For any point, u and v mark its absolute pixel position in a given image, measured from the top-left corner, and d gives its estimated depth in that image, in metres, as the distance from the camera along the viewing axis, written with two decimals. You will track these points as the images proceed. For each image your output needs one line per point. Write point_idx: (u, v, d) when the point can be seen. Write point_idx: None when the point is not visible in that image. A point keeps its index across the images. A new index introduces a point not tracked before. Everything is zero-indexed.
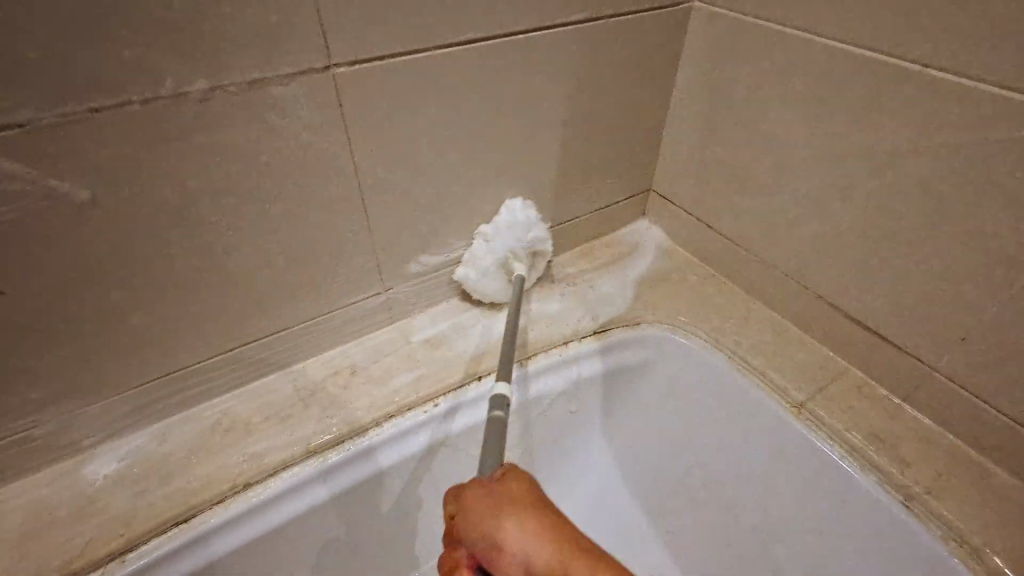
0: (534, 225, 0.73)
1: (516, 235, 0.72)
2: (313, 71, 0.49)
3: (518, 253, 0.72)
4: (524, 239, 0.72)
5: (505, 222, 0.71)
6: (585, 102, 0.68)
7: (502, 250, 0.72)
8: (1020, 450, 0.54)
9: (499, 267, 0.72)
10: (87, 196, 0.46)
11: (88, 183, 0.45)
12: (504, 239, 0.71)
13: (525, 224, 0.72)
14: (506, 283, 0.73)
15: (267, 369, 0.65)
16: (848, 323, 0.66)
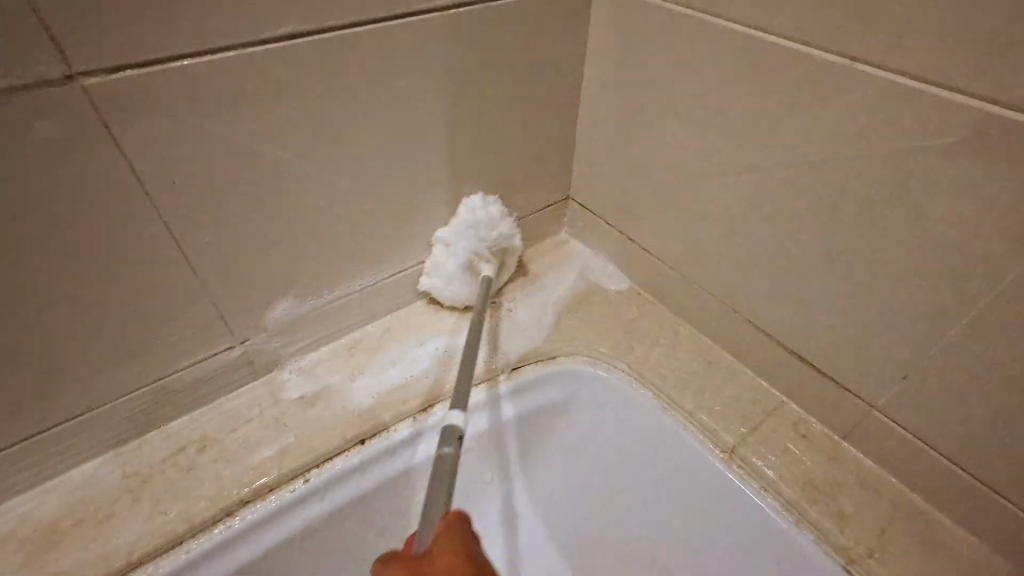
0: (498, 221, 0.64)
1: (471, 236, 0.63)
2: (49, 84, 0.36)
3: (480, 254, 0.64)
4: (484, 237, 0.63)
5: (465, 222, 0.63)
6: (474, 104, 0.57)
7: (466, 253, 0.64)
8: (965, 500, 0.48)
9: (461, 271, 0.64)
10: None
11: None
12: (466, 238, 0.63)
13: (487, 220, 0.63)
14: (473, 284, 0.66)
15: (85, 454, 0.51)
16: (782, 353, 0.58)
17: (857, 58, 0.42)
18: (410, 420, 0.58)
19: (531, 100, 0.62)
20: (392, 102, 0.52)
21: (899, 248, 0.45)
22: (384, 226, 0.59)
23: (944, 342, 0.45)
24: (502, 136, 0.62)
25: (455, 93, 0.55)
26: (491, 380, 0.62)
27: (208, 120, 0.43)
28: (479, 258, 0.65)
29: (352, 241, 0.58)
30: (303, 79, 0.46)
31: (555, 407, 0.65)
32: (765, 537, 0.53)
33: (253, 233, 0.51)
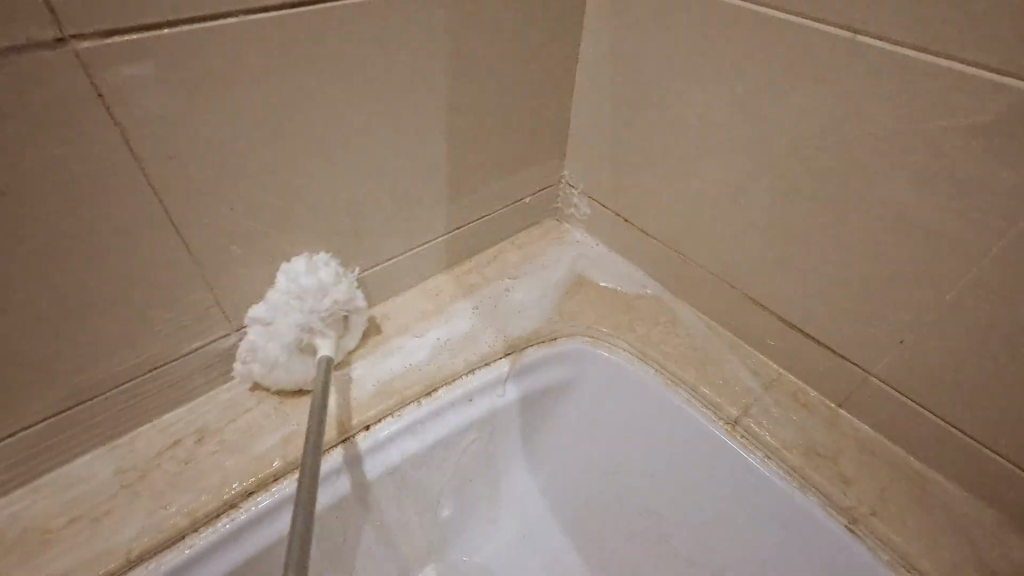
0: (330, 288, 0.55)
1: (306, 304, 0.54)
2: (38, 45, 0.34)
3: (316, 327, 0.55)
4: (317, 310, 0.54)
5: (543, 190, 0.73)
6: (473, 81, 0.56)
7: (292, 332, 0.53)
8: (955, 459, 0.50)
9: (289, 349, 0.54)
10: None
11: None
12: (291, 312, 0.53)
13: (317, 289, 0.54)
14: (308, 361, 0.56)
15: (76, 450, 0.49)
16: (779, 326, 0.60)
17: (863, 32, 0.43)
18: (414, 405, 0.57)
19: (527, 77, 0.61)
20: (388, 77, 0.50)
21: (897, 218, 0.46)
22: (382, 208, 0.58)
23: (940, 309, 0.47)
24: (499, 114, 0.61)
25: (453, 70, 0.54)
26: (495, 363, 0.61)
27: (201, 88, 0.40)
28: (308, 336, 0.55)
29: (350, 223, 0.56)
30: (299, 52, 0.44)
31: (558, 385, 0.65)
32: (769, 503, 0.54)
33: (249, 215, 0.49)
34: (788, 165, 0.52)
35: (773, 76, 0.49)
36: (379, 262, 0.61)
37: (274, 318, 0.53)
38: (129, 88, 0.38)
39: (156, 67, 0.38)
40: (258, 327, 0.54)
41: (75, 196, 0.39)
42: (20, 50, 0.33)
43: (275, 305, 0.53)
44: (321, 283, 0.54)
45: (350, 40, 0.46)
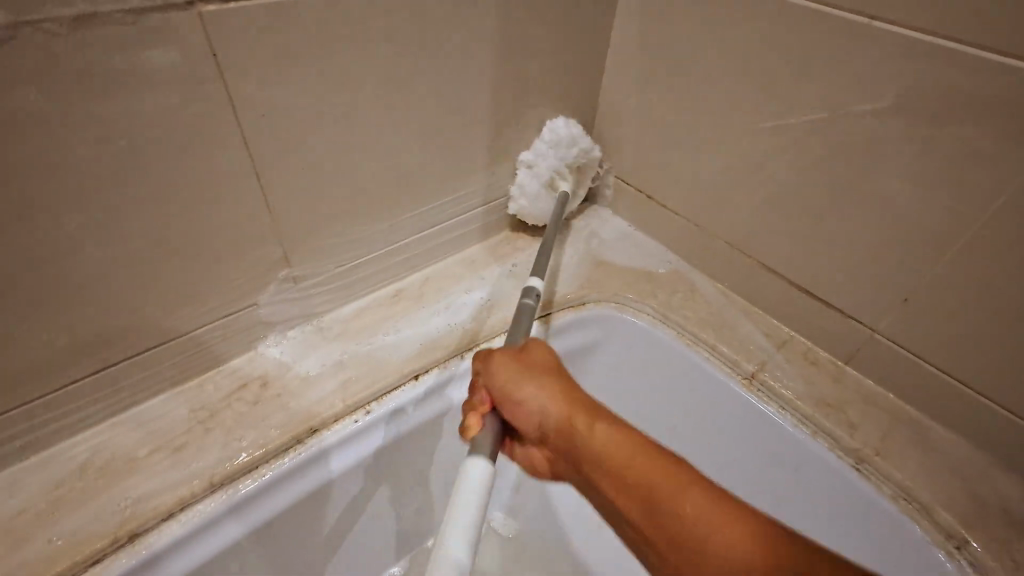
0: (577, 139, 0.72)
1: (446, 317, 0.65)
2: (167, 6, 0.38)
3: (562, 171, 0.72)
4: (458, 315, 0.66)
5: (549, 143, 0.70)
6: (514, 59, 0.61)
7: (548, 173, 0.71)
8: (951, 405, 0.56)
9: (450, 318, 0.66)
10: None
11: None
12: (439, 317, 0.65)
13: (569, 139, 0.71)
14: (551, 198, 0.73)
15: (153, 389, 0.53)
16: (790, 291, 0.65)
17: (876, 18, 0.48)
18: (459, 359, 0.62)
19: (562, 58, 0.66)
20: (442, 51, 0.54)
21: (901, 186, 0.52)
22: (429, 176, 0.62)
23: (940, 268, 0.52)
24: (534, 93, 0.66)
25: (499, 48, 0.59)
26: (530, 323, 0.66)
27: (286, 54, 0.45)
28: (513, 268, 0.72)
29: (403, 189, 0.61)
30: (369, 25, 0.48)
31: (586, 346, 0.70)
32: (781, 447, 0.60)
33: (317, 175, 0.53)
34: (800, 141, 0.57)
35: (791, 61, 0.55)
36: (423, 228, 0.66)
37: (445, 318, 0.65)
38: (233, 50, 0.42)
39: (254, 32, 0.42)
40: (443, 312, 0.66)
41: (176, 149, 0.43)
42: (156, 13, 0.38)
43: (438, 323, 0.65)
44: (572, 136, 0.71)
45: (413, 16, 0.50)
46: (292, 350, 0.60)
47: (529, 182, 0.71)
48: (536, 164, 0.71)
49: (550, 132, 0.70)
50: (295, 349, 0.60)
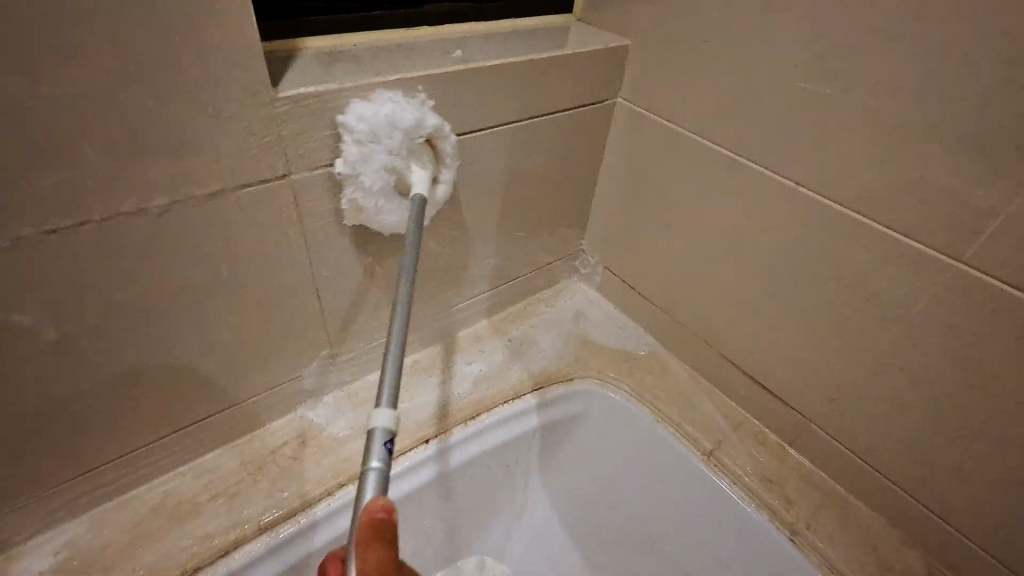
0: (423, 120, 0.55)
1: (382, 144, 0.53)
2: (268, 179, 0.50)
3: (403, 159, 0.56)
4: (394, 147, 0.54)
5: (386, 120, 0.52)
6: (522, 181, 0.75)
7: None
8: (872, 489, 0.67)
9: (387, 192, 0.56)
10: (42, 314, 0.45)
11: (42, 308, 0.45)
12: (375, 158, 0.54)
13: (415, 121, 0.54)
14: (400, 204, 0.58)
15: (212, 445, 0.65)
16: (745, 381, 0.77)
17: (818, 192, 0.60)
18: (462, 426, 0.73)
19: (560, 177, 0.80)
20: (465, 182, 0.68)
21: (827, 311, 0.64)
22: (446, 272, 0.75)
23: (858, 378, 0.64)
24: (537, 203, 0.80)
25: (511, 175, 0.72)
26: (524, 396, 0.78)
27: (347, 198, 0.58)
28: None
29: (425, 283, 0.74)
30: None
31: (571, 416, 0.82)
32: (731, 516, 0.71)
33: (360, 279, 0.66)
34: (749, 263, 0.70)
35: (743, 202, 0.68)
36: (438, 312, 0.79)
37: (360, 172, 0.54)
38: (310, 200, 0.54)
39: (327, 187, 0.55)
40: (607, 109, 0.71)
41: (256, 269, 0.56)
42: (258, 182, 0.50)
43: (356, 161, 0.53)
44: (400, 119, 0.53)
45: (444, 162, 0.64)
46: (325, 412, 0.72)
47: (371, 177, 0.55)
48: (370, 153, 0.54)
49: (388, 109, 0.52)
50: (327, 411, 0.72)
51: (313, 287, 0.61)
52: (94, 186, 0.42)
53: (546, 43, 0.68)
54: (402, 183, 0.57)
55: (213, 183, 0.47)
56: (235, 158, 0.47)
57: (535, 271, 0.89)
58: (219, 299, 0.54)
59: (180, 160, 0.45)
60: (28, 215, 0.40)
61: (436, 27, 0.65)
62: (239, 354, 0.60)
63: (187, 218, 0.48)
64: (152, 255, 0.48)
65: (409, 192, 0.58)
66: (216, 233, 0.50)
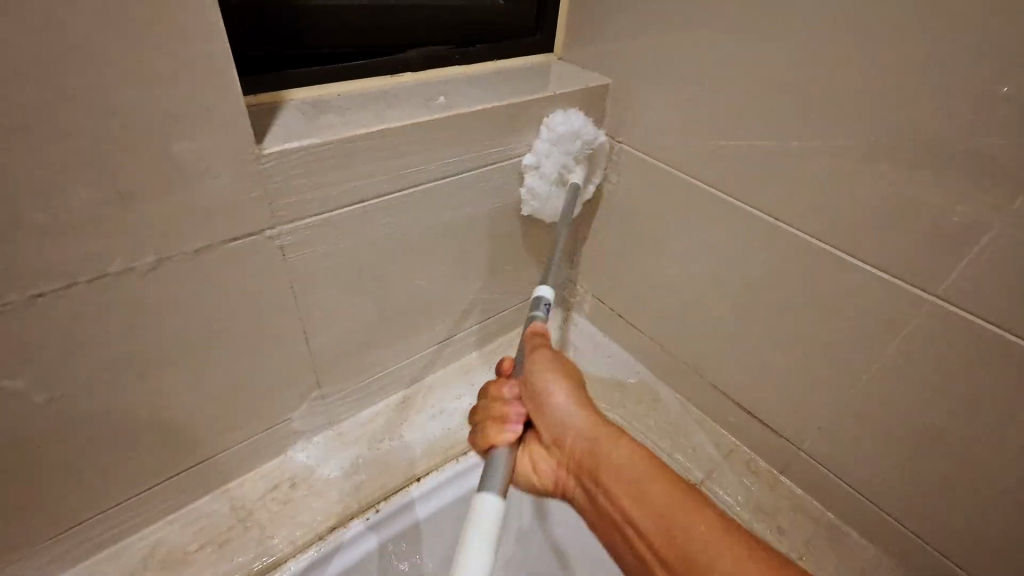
0: (576, 132, 0.72)
1: (563, 148, 0.71)
2: (255, 233, 0.51)
3: (570, 166, 0.73)
4: (572, 149, 0.72)
5: (551, 137, 0.70)
6: (510, 217, 0.76)
7: (555, 170, 0.72)
8: (863, 518, 0.68)
9: (552, 180, 0.73)
10: (28, 376, 0.45)
11: (28, 370, 0.45)
12: (555, 154, 0.71)
13: (571, 134, 0.71)
14: (559, 196, 0.75)
15: (203, 491, 0.65)
16: (734, 409, 0.78)
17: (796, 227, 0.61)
18: (454, 462, 0.73)
19: (547, 211, 0.81)
20: (454, 222, 0.69)
21: (811, 342, 0.65)
22: (437, 309, 0.76)
23: (843, 408, 0.65)
24: (525, 237, 0.81)
25: (498, 213, 0.74)
26: None
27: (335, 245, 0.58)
28: (567, 170, 0.74)
29: (416, 320, 0.75)
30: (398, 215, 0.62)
31: None
32: None
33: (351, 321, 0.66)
34: (734, 294, 0.71)
35: (725, 236, 0.69)
36: (430, 347, 0.80)
37: (541, 163, 0.71)
38: (298, 250, 0.55)
39: (314, 237, 0.56)
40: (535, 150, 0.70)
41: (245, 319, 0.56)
42: (246, 236, 0.51)
43: (542, 155, 0.70)
44: (572, 131, 0.71)
45: (431, 205, 0.65)
46: (316, 452, 0.72)
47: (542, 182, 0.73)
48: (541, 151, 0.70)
49: (550, 129, 0.70)
50: (319, 451, 0.72)
51: (303, 331, 0.62)
52: (81, 249, 0.43)
53: (528, 85, 0.70)
54: (552, 181, 0.73)
55: (201, 239, 0.48)
56: (222, 214, 0.48)
57: (526, 302, 0.90)
58: (208, 349, 0.55)
59: (169, 219, 0.46)
60: (14, 281, 0.41)
61: (419, 74, 0.67)
62: (229, 401, 0.60)
63: (175, 274, 0.48)
64: (140, 312, 0.48)
65: (567, 182, 0.74)
66: (204, 287, 0.51)
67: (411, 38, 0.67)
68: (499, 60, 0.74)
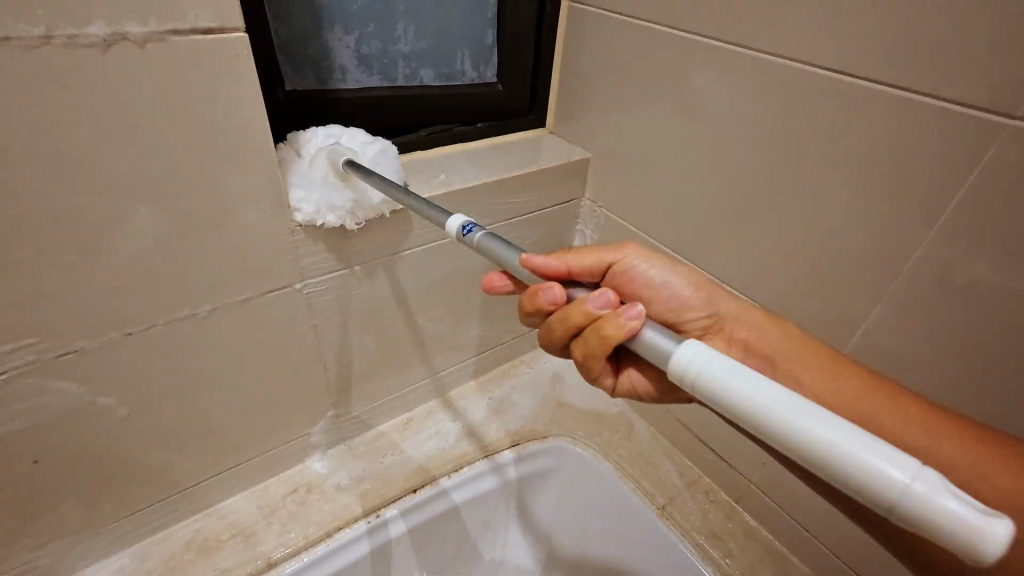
0: (315, 164, 0.62)
1: (314, 180, 0.60)
2: (287, 286, 0.65)
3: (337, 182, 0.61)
4: (325, 176, 0.61)
5: (298, 172, 0.60)
6: (502, 267, 0.88)
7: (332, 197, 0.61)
8: (804, 547, 0.76)
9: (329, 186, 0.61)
10: (115, 395, 0.59)
11: (116, 391, 0.59)
12: (320, 189, 0.60)
13: (303, 172, 0.61)
14: (358, 187, 0.62)
15: (236, 489, 0.78)
16: (697, 443, 0.87)
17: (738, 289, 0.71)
18: (446, 477, 0.85)
19: (537, 261, 0.93)
20: (452, 274, 0.82)
21: None
22: (436, 343, 0.89)
23: None
24: (517, 283, 0.93)
25: (491, 265, 0.86)
26: (502, 451, 0.90)
27: (352, 294, 0.72)
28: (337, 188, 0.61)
29: (420, 352, 0.87)
30: (404, 269, 0.75)
31: (544, 470, 0.92)
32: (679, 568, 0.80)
33: (363, 353, 0.79)
34: None
35: None
36: (430, 375, 0.92)
37: (317, 200, 0.60)
38: (319, 298, 0.69)
39: (335, 288, 0.69)
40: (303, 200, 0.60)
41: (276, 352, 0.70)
42: (280, 288, 0.64)
43: (317, 197, 0.60)
44: (313, 159, 0.62)
45: (432, 259, 0.78)
46: (329, 462, 0.85)
47: (310, 201, 0.60)
48: (307, 199, 0.60)
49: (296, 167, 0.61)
50: (331, 462, 0.85)
51: (322, 362, 0.75)
52: (162, 301, 0.56)
53: (517, 159, 0.83)
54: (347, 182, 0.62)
55: (245, 291, 0.62)
56: (264, 273, 0.62)
57: (518, 337, 1.02)
58: (246, 375, 0.68)
59: (223, 278, 0.59)
60: (113, 326, 0.55)
61: (425, 151, 0.82)
62: (260, 416, 0.73)
63: (224, 318, 0.62)
64: (197, 346, 0.62)
65: (352, 179, 0.62)
66: (246, 327, 0.64)
67: (418, 120, 0.82)
68: (493, 138, 0.88)
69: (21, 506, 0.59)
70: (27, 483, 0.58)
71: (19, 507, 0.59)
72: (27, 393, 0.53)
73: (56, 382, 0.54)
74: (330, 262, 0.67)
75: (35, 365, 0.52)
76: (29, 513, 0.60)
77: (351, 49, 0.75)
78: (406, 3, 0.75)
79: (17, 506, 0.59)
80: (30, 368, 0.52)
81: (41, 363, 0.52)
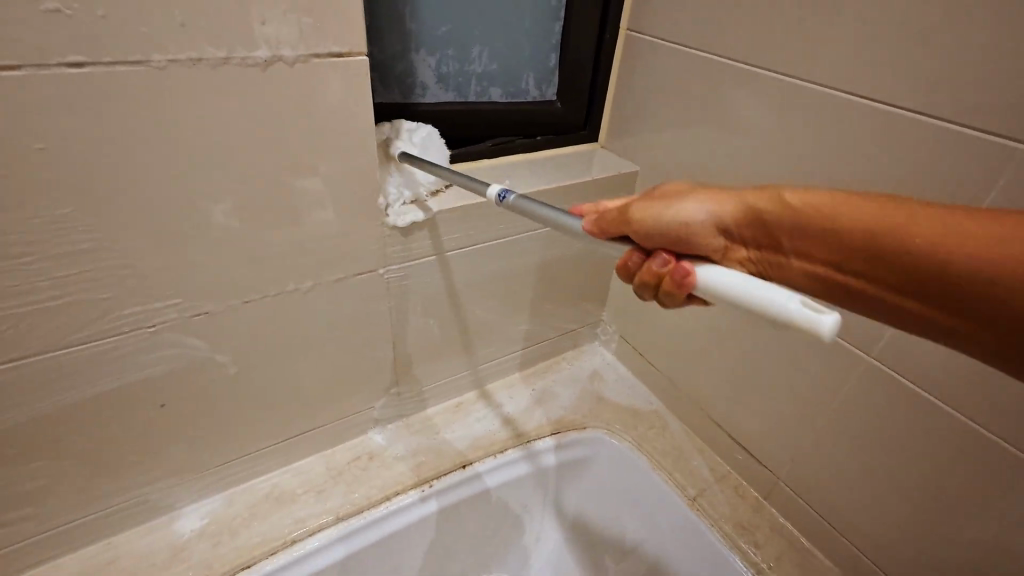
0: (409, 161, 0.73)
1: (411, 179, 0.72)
2: (371, 271, 0.75)
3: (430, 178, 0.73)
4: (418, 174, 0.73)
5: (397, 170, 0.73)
6: (552, 268, 0.96)
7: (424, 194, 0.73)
8: (829, 542, 0.80)
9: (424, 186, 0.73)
10: (227, 354, 0.69)
11: (228, 350, 0.69)
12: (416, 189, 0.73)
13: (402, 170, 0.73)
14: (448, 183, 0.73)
15: (308, 452, 0.88)
16: (729, 441, 0.93)
17: None
18: (492, 457, 0.93)
19: (583, 264, 1.01)
20: (508, 270, 0.90)
21: (784, 390, 0.80)
22: (488, 334, 0.97)
23: (811, 446, 0.79)
24: (564, 284, 1.01)
25: (542, 265, 0.94)
26: (544, 437, 0.97)
27: (422, 282, 0.81)
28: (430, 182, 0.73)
29: (474, 341, 0.96)
30: (468, 263, 0.84)
31: (581, 459, 0.99)
32: (707, 554, 0.85)
33: (426, 337, 0.88)
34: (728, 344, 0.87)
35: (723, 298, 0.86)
36: (481, 364, 1.01)
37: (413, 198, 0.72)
38: (395, 284, 0.78)
39: (409, 276, 0.79)
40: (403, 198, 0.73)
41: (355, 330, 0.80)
42: (365, 272, 0.74)
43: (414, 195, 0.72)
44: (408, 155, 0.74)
45: (493, 256, 0.87)
46: (387, 436, 0.94)
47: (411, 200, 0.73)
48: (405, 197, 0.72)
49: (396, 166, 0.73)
50: (389, 436, 0.94)
51: (391, 341, 0.84)
52: (273, 275, 0.67)
53: (571, 170, 0.92)
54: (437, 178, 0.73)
55: (338, 273, 0.72)
56: (354, 258, 0.72)
57: (561, 335, 1.10)
58: (329, 347, 0.78)
59: (322, 259, 0.69)
60: (234, 293, 0.65)
61: (489, 161, 0.91)
62: (335, 386, 0.83)
63: (319, 294, 0.72)
64: (295, 317, 0.72)
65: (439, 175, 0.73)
66: (334, 304, 0.74)
67: (485, 132, 0.91)
68: (549, 151, 0.97)
69: (143, 444, 0.70)
70: (151, 424, 0.69)
71: (143, 445, 0.70)
72: (164, 345, 0.64)
73: (186, 338, 0.65)
74: (407, 252, 0.77)
75: (173, 322, 0.63)
76: (148, 452, 0.71)
77: (432, 69, 0.85)
78: (482, 30, 0.85)
79: (141, 443, 0.70)
80: (169, 324, 0.63)
81: (178, 320, 0.63)
